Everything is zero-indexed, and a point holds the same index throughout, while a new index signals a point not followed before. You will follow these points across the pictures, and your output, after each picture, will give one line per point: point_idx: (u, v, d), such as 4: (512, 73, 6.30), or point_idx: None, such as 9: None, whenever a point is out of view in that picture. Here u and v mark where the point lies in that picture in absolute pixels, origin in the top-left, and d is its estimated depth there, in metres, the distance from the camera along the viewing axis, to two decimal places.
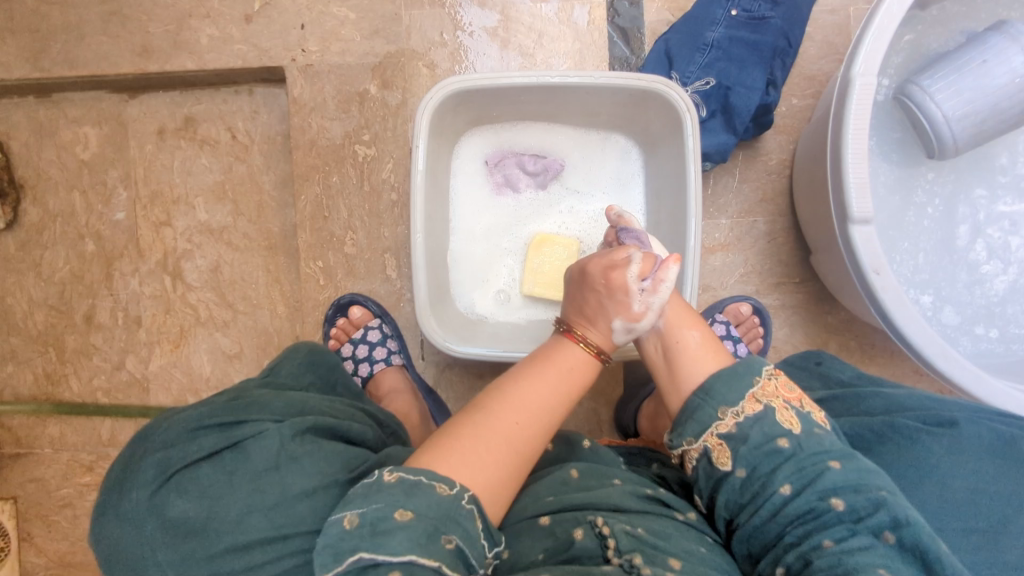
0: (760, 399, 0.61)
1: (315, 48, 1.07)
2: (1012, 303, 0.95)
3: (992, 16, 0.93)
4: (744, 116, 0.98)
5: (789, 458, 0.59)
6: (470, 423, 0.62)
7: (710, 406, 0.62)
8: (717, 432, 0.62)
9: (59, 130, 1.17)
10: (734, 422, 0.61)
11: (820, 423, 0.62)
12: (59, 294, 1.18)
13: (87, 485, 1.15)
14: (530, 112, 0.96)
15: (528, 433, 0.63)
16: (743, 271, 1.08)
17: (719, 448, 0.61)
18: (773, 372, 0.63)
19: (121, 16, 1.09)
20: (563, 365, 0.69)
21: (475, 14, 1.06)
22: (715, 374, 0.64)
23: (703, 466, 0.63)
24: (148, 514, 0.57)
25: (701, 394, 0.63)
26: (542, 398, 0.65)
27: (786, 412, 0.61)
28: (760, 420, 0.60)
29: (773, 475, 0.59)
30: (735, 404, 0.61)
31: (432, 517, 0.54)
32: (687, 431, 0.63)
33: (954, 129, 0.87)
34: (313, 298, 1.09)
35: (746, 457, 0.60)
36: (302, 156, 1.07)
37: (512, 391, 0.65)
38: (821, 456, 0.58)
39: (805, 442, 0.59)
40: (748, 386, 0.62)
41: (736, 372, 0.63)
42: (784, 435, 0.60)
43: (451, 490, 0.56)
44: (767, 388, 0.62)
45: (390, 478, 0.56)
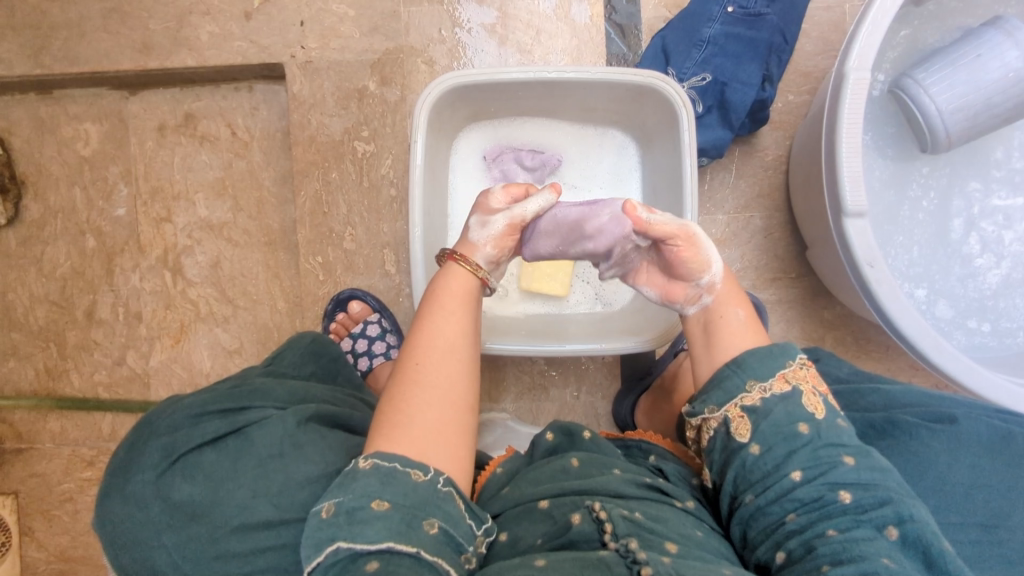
0: (790, 380, 0.62)
1: (315, 44, 1.07)
2: (1005, 297, 0.96)
3: (988, 12, 0.94)
4: (740, 111, 0.98)
5: (805, 444, 0.59)
6: (398, 391, 0.62)
7: (739, 377, 0.63)
8: (741, 403, 0.62)
9: (60, 127, 1.18)
10: (760, 396, 0.62)
11: (841, 417, 0.63)
12: (60, 290, 1.19)
13: (87, 479, 1.16)
14: (528, 107, 0.97)
15: (452, 380, 0.64)
16: (740, 267, 1.08)
17: (740, 420, 0.62)
18: (806, 361, 0.64)
19: (122, 13, 1.10)
20: (453, 306, 0.69)
21: (473, 10, 1.07)
22: (750, 350, 0.65)
23: (720, 437, 0.64)
24: (153, 497, 0.58)
25: (732, 366, 0.64)
26: (451, 343, 0.66)
27: (813, 398, 0.62)
28: (786, 399, 0.61)
29: (787, 458, 0.59)
30: (765, 379, 0.62)
31: (409, 505, 0.54)
32: (710, 399, 0.64)
33: (947, 122, 0.88)
34: (312, 293, 1.10)
35: (764, 434, 0.61)
36: (302, 152, 1.08)
37: (422, 346, 0.65)
38: (837, 447, 0.59)
39: (824, 431, 0.60)
40: (780, 365, 0.63)
41: (771, 352, 0.64)
42: (806, 421, 0.61)
43: (426, 475, 0.57)
44: (798, 372, 0.63)
45: (365, 465, 0.56)
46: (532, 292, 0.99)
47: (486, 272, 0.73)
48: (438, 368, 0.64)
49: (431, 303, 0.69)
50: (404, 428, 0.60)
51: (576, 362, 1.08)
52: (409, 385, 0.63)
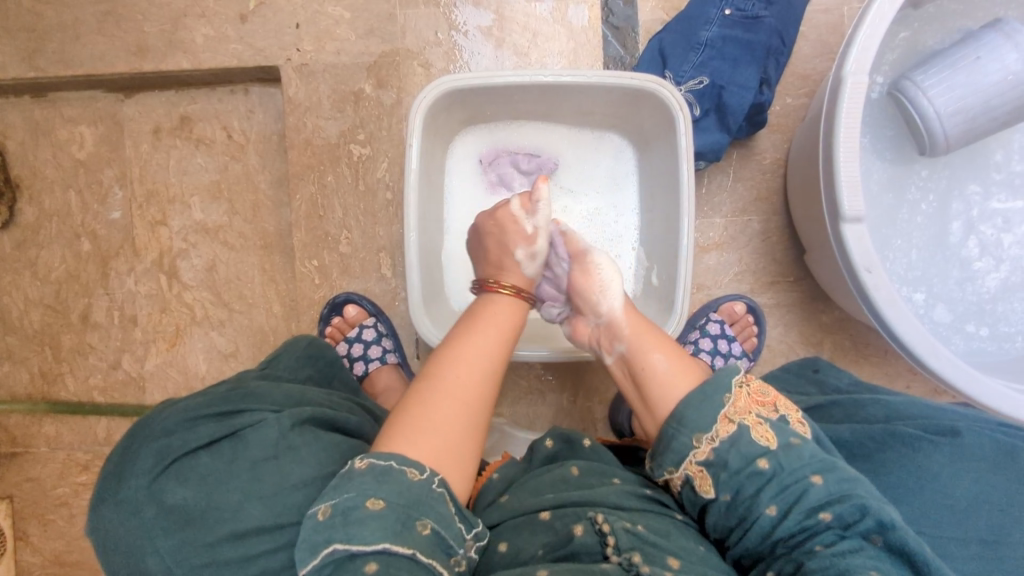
0: (733, 419, 0.61)
1: (310, 47, 1.07)
2: (1003, 301, 0.96)
3: (988, 14, 0.94)
4: (737, 114, 0.98)
5: (770, 479, 0.59)
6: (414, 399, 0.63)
7: (684, 435, 0.63)
8: (696, 460, 0.62)
9: (55, 130, 1.17)
10: (710, 448, 0.61)
11: (799, 433, 0.61)
12: (55, 293, 1.18)
13: (83, 483, 1.16)
14: (525, 111, 0.97)
15: (468, 390, 0.64)
16: (738, 271, 1.08)
17: (701, 476, 0.62)
18: (744, 380, 0.64)
19: (117, 15, 1.09)
20: (488, 326, 0.70)
21: (470, 13, 1.06)
22: (686, 399, 0.64)
23: (687, 493, 0.64)
24: (145, 501, 0.57)
25: (673, 424, 0.64)
26: (477, 358, 0.67)
27: (760, 428, 0.61)
28: (735, 442, 0.60)
29: (756, 497, 0.59)
30: (709, 429, 0.62)
31: (403, 504, 0.54)
32: (665, 462, 0.64)
33: (945, 125, 0.87)
34: (308, 297, 1.09)
35: (728, 483, 0.60)
36: (297, 155, 1.07)
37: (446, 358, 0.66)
38: (802, 471, 0.58)
39: (784, 459, 0.59)
40: (719, 406, 0.62)
41: (705, 395, 0.63)
42: (763, 454, 0.60)
43: (422, 474, 0.56)
44: (739, 405, 0.62)
45: (361, 465, 0.56)
46: None
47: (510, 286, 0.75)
48: (461, 378, 0.64)
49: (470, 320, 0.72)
50: (414, 429, 0.60)
51: (573, 367, 1.08)
52: (428, 390, 0.63)
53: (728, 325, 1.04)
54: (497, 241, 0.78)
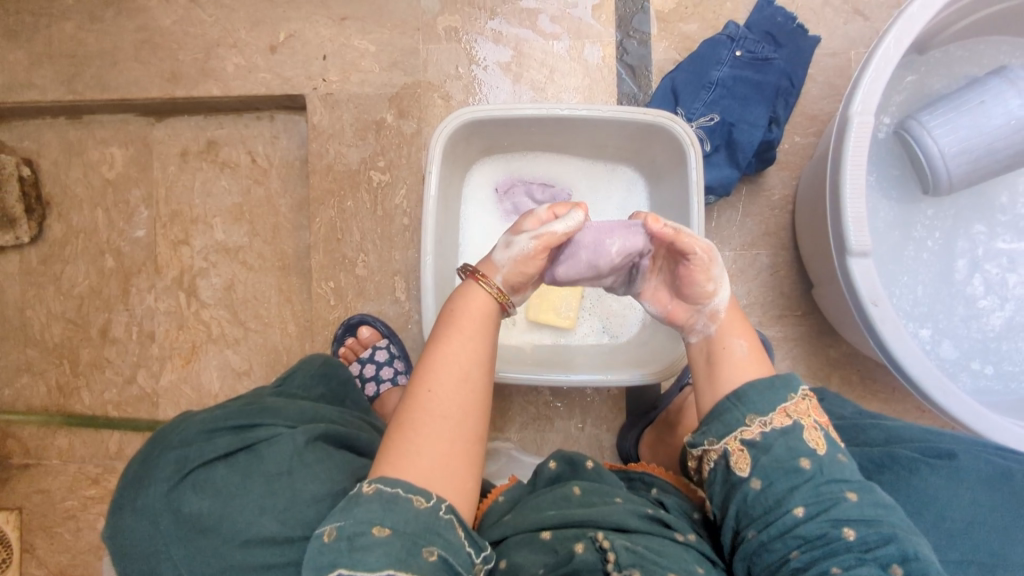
0: (790, 414, 0.62)
1: (336, 78, 1.12)
2: (1007, 340, 0.97)
3: (994, 62, 0.98)
4: (747, 151, 1.01)
5: (809, 479, 0.59)
6: (409, 419, 0.61)
7: (738, 411, 0.63)
8: (740, 437, 0.62)
9: (88, 151, 1.22)
10: (760, 431, 0.62)
11: (842, 449, 0.62)
12: (77, 308, 1.21)
13: (91, 497, 1.17)
14: (539, 142, 1.00)
15: (465, 411, 0.62)
16: (746, 303, 1.09)
17: (739, 454, 0.62)
18: (808, 392, 0.64)
19: (153, 44, 1.15)
20: (469, 330, 0.67)
21: (489, 49, 1.11)
22: (751, 382, 0.65)
23: (720, 470, 0.64)
24: (163, 508, 0.58)
25: (733, 399, 0.64)
26: (465, 370, 0.64)
27: (813, 432, 0.61)
28: (786, 434, 0.61)
29: (790, 494, 0.59)
30: (764, 414, 0.62)
31: (410, 532, 0.54)
32: (710, 431, 0.64)
33: (949, 165, 0.89)
34: (323, 318, 1.11)
35: (765, 469, 0.60)
36: (319, 180, 1.11)
37: (433, 373, 0.64)
38: (840, 484, 0.59)
39: (826, 466, 0.60)
40: (781, 400, 0.63)
41: (773, 385, 0.64)
42: (808, 455, 0.60)
43: (428, 502, 0.56)
44: (800, 406, 0.63)
45: (369, 490, 0.56)
46: (541, 323, 1.00)
47: (506, 297, 0.71)
48: (452, 397, 0.63)
49: (449, 323, 0.68)
50: (411, 454, 0.59)
51: (581, 394, 1.09)
52: (417, 411, 0.62)
53: None
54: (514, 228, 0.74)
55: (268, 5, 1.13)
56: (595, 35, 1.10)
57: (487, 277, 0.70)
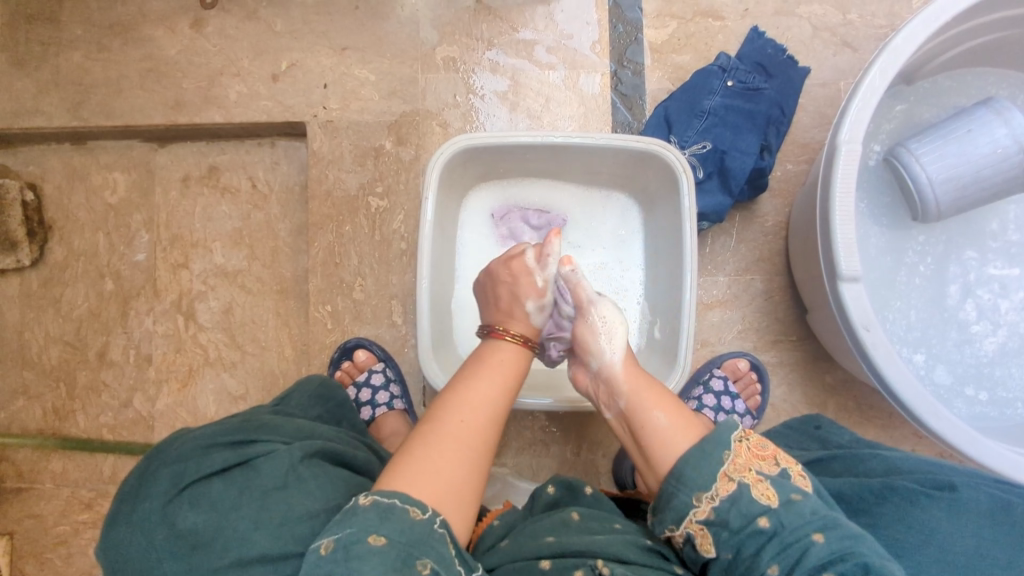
0: (732, 477, 0.61)
1: (336, 106, 1.14)
2: (1001, 365, 0.98)
3: (981, 93, 1.01)
4: (739, 178, 1.03)
5: (771, 538, 0.58)
6: (419, 437, 0.64)
7: (684, 493, 0.63)
8: (697, 519, 0.62)
9: (91, 176, 1.24)
10: (710, 507, 0.61)
11: (801, 488, 0.61)
12: (75, 330, 1.22)
13: (84, 522, 1.16)
14: (534, 168, 1.01)
15: (470, 430, 0.65)
16: (741, 328, 1.10)
17: (702, 534, 0.62)
18: (742, 438, 0.64)
19: (159, 73, 1.17)
20: (496, 371, 0.72)
21: (487, 79, 1.13)
22: (685, 457, 0.65)
23: (689, 549, 0.64)
24: (158, 523, 0.59)
25: (674, 481, 0.64)
26: (481, 403, 0.68)
27: (761, 485, 0.60)
28: (735, 501, 0.60)
29: (758, 557, 0.59)
30: (709, 488, 0.62)
31: (404, 543, 0.54)
32: (667, 520, 0.64)
33: (936, 192, 0.91)
34: (319, 341, 1.12)
35: (728, 542, 0.61)
36: (318, 205, 1.12)
37: (451, 401, 0.68)
38: (803, 528, 0.57)
39: (785, 518, 0.59)
40: (718, 464, 0.62)
41: (702, 455, 0.64)
42: (763, 513, 0.59)
43: (423, 515, 0.56)
44: (737, 463, 0.62)
45: (365, 501, 0.56)
46: None
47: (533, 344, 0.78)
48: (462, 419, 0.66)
49: (477, 362, 0.74)
50: (417, 470, 0.60)
51: (577, 419, 1.09)
52: (428, 426, 0.65)
53: (732, 380, 1.06)
54: (509, 290, 0.80)
55: (271, 35, 1.16)
56: (590, 65, 1.13)
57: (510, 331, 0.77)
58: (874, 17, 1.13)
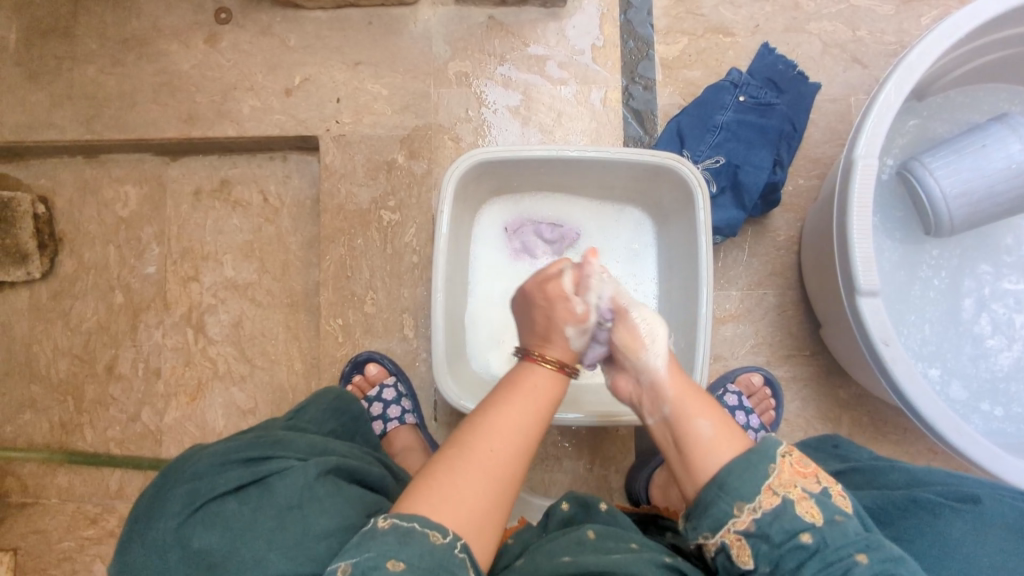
0: (777, 490, 0.61)
1: (349, 120, 1.14)
2: (1016, 380, 0.97)
3: (994, 108, 1.01)
4: (752, 192, 1.03)
5: (813, 554, 0.58)
6: (442, 464, 0.61)
7: (725, 501, 0.62)
8: (735, 528, 0.61)
9: (102, 189, 1.24)
10: (752, 518, 0.61)
11: (841, 508, 0.61)
12: (84, 344, 1.21)
13: (90, 538, 1.15)
14: (548, 182, 1.01)
15: (500, 461, 0.62)
16: (754, 342, 1.09)
17: (739, 545, 0.61)
18: (786, 452, 0.63)
19: (172, 87, 1.18)
20: (527, 400, 0.68)
21: (499, 93, 1.14)
22: (728, 466, 0.63)
23: (722, 560, 0.63)
24: (172, 544, 0.58)
25: (715, 488, 0.63)
26: (518, 436, 0.64)
27: (805, 503, 0.60)
28: (778, 515, 0.60)
29: (799, 572, 0.58)
30: (751, 500, 0.61)
31: (424, 567, 0.53)
32: (702, 526, 0.63)
33: (951, 206, 0.91)
34: (330, 355, 1.11)
35: (768, 555, 0.60)
36: (330, 219, 1.12)
37: (488, 429, 0.63)
38: (846, 549, 0.57)
39: (828, 535, 0.58)
40: (763, 477, 0.62)
41: (750, 463, 0.62)
42: (806, 529, 0.59)
43: (444, 539, 0.55)
44: (783, 476, 0.62)
45: (384, 525, 0.55)
46: None
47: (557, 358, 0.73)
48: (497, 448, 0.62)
49: (508, 389, 0.69)
50: (442, 496, 0.58)
51: (590, 434, 1.08)
52: (449, 456, 0.61)
53: (746, 396, 1.05)
54: (546, 314, 0.77)
55: (285, 50, 1.17)
56: (602, 81, 1.14)
57: (541, 354, 0.73)
58: (884, 34, 1.14)
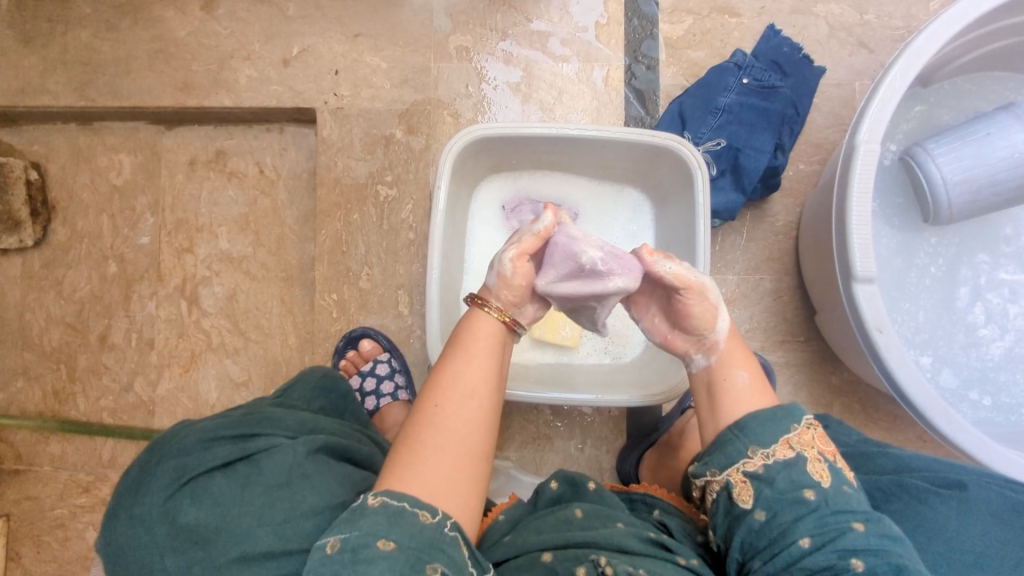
0: (793, 446, 0.61)
1: (347, 92, 1.13)
2: (1007, 370, 0.98)
3: (1000, 97, 1.00)
4: (752, 176, 1.02)
5: (813, 510, 0.59)
6: (415, 436, 0.61)
7: (741, 442, 0.63)
8: (743, 469, 0.62)
9: (96, 157, 1.22)
10: (762, 463, 0.61)
11: (850, 481, 0.62)
12: (77, 313, 1.20)
13: (81, 506, 1.15)
14: (547, 161, 1.00)
15: (470, 427, 0.61)
16: (749, 328, 1.09)
17: (742, 486, 0.62)
18: (812, 423, 0.63)
19: (167, 54, 1.16)
20: (479, 352, 0.67)
21: (500, 69, 1.12)
22: (753, 413, 0.64)
23: (722, 501, 0.63)
24: (159, 519, 0.58)
25: (735, 430, 0.64)
26: (474, 390, 0.63)
27: (817, 464, 0.61)
28: (789, 466, 0.61)
29: (795, 524, 0.59)
30: (768, 446, 0.62)
31: (414, 547, 0.53)
32: (713, 462, 0.64)
33: (950, 193, 0.90)
34: (324, 330, 1.11)
35: (768, 500, 0.60)
36: (326, 192, 1.11)
37: (444, 393, 0.63)
38: (846, 514, 0.58)
39: (831, 497, 0.59)
40: (783, 430, 0.62)
41: (774, 416, 0.63)
42: (812, 487, 0.60)
43: (434, 518, 0.55)
44: (803, 436, 0.62)
45: (374, 503, 0.55)
46: (543, 341, 1.00)
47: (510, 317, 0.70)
48: (460, 412, 0.62)
49: (456, 345, 0.68)
50: (417, 470, 0.58)
51: (582, 415, 1.08)
52: (419, 430, 0.61)
53: None
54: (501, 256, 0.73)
55: (282, 19, 1.15)
56: (604, 59, 1.12)
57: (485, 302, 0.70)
58: (892, 18, 1.12)
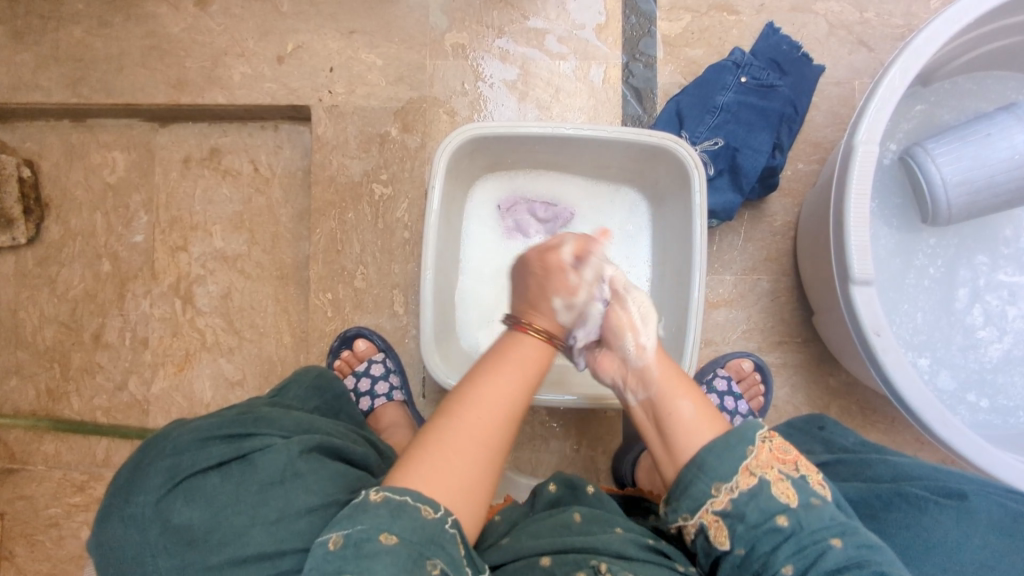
0: (755, 471, 0.61)
1: (342, 90, 1.12)
2: (1005, 373, 0.97)
3: (1001, 98, 0.99)
4: (750, 176, 1.02)
5: (789, 536, 0.58)
6: (435, 435, 0.60)
7: (703, 482, 0.62)
8: (712, 509, 0.61)
9: (89, 154, 1.21)
10: (728, 498, 0.61)
11: (819, 491, 0.61)
12: (70, 311, 1.20)
13: (75, 505, 1.15)
14: (543, 161, 1.00)
15: (490, 439, 0.61)
16: (746, 328, 1.09)
17: (716, 526, 0.61)
18: (767, 437, 0.63)
19: (160, 51, 1.15)
20: (512, 367, 0.66)
21: (496, 67, 1.11)
22: (708, 445, 0.64)
23: (701, 541, 0.63)
24: (152, 519, 0.58)
25: (694, 469, 0.63)
26: (503, 404, 0.63)
27: (781, 484, 0.60)
28: (755, 496, 0.60)
29: (773, 554, 0.58)
30: (728, 480, 0.61)
31: (416, 542, 0.53)
32: (681, 508, 0.63)
33: (949, 194, 0.89)
34: (319, 329, 1.10)
35: (744, 536, 0.60)
36: (320, 191, 1.11)
37: (471, 403, 0.62)
38: (821, 532, 0.57)
39: (804, 518, 0.58)
40: (740, 458, 0.62)
41: (727, 445, 0.63)
42: (782, 511, 0.59)
43: (436, 513, 0.55)
44: (761, 456, 0.62)
45: (376, 497, 0.55)
46: None
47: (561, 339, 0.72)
48: (484, 423, 0.61)
49: (493, 357, 0.68)
50: (431, 468, 0.57)
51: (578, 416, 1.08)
52: (441, 431, 0.60)
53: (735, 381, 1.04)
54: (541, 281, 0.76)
55: (276, 16, 1.14)
56: (602, 56, 1.11)
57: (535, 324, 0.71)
58: (892, 16, 1.11)
